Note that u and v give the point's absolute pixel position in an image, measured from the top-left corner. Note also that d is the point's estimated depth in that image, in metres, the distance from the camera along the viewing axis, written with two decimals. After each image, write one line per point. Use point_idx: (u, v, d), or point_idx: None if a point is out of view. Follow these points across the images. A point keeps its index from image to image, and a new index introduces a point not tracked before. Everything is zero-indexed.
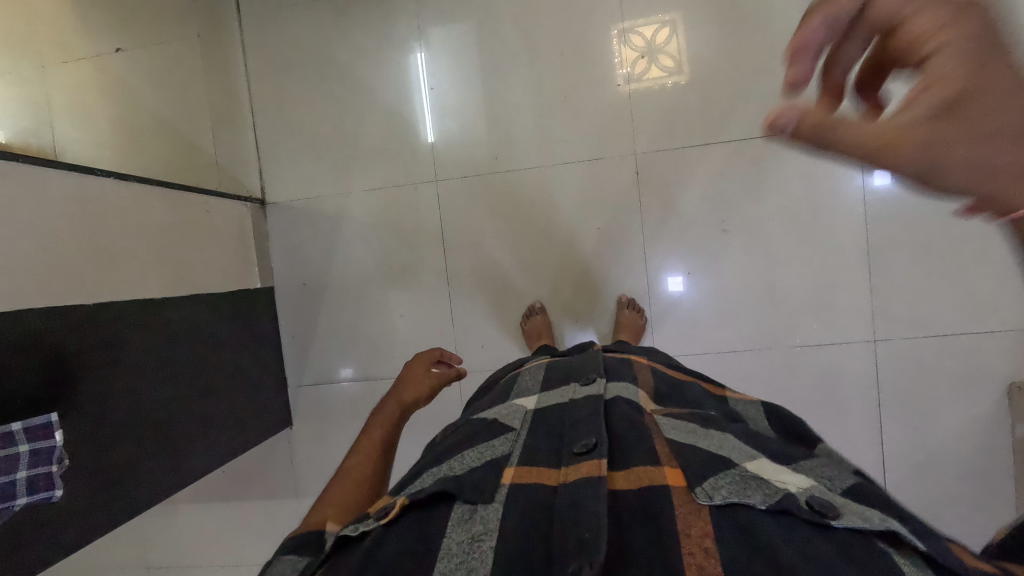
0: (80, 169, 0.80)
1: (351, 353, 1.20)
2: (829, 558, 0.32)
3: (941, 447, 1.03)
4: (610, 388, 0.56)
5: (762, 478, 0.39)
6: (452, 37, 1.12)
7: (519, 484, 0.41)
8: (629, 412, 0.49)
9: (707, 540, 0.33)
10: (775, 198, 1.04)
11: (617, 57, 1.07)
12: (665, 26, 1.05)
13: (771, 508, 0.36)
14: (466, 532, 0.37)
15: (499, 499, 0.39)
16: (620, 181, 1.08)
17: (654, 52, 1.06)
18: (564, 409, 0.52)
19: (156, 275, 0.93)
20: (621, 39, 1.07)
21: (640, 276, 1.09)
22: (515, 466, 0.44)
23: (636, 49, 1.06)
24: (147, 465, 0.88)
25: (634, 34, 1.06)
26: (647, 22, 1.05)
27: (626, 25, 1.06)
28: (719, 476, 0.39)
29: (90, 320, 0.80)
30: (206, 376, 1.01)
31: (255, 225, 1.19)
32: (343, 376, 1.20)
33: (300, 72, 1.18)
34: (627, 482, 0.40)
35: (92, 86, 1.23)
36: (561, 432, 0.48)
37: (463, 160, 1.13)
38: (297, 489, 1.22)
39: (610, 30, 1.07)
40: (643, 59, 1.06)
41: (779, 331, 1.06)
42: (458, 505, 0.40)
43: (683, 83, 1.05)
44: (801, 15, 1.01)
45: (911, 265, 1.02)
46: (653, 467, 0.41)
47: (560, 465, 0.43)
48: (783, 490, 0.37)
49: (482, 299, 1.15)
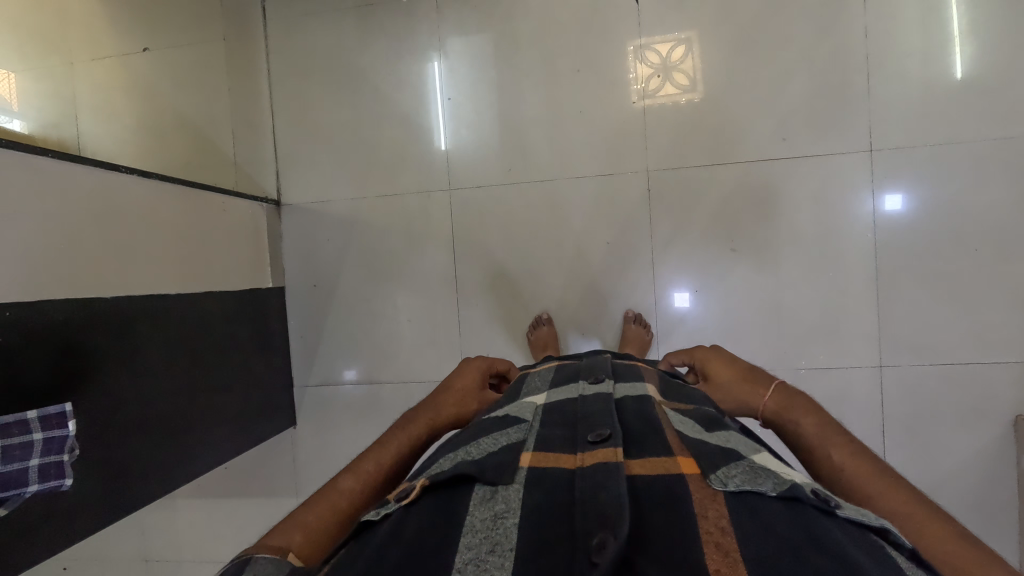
0: (106, 165, 0.83)
1: (357, 355, 1.21)
2: (839, 543, 0.33)
3: (945, 478, 1.02)
4: (619, 388, 0.57)
5: (771, 470, 0.40)
6: (470, 49, 1.14)
7: (539, 467, 0.42)
8: (640, 409, 0.50)
9: (724, 520, 0.35)
10: (785, 220, 1.05)
11: (633, 74, 1.09)
12: (680, 44, 1.07)
13: (781, 494, 0.37)
14: (488, 510, 0.38)
15: (519, 480, 0.40)
16: (631, 196, 1.09)
17: (668, 70, 1.07)
18: (576, 404, 0.53)
19: (174, 268, 0.95)
20: (637, 55, 1.08)
21: (648, 293, 1.09)
22: (532, 451, 0.45)
23: (651, 66, 1.08)
24: (152, 457, 0.89)
25: (649, 51, 1.08)
26: (663, 40, 1.07)
27: (642, 42, 1.08)
28: (729, 465, 0.40)
29: (106, 311, 0.82)
30: (215, 371, 1.03)
31: (270, 224, 1.21)
32: (348, 378, 1.21)
33: (320, 77, 1.20)
34: (643, 467, 0.41)
35: (116, 83, 1.26)
36: (574, 423, 0.49)
37: (476, 169, 1.15)
38: (297, 489, 1.23)
39: (626, 47, 1.09)
40: (657, 76, 1.08)
41: (785, 353, 1.06)
42: (478, 487, 0.40)
43: (697, 101, 1.06)
44: (816, 40, 1.03)
45: (919, 292, 1.02)
46: (667, 457, 0.42)
47: (576, 451, 0.44)
48: (789, 481, 0.39)
49: (489, 308, 1.16)
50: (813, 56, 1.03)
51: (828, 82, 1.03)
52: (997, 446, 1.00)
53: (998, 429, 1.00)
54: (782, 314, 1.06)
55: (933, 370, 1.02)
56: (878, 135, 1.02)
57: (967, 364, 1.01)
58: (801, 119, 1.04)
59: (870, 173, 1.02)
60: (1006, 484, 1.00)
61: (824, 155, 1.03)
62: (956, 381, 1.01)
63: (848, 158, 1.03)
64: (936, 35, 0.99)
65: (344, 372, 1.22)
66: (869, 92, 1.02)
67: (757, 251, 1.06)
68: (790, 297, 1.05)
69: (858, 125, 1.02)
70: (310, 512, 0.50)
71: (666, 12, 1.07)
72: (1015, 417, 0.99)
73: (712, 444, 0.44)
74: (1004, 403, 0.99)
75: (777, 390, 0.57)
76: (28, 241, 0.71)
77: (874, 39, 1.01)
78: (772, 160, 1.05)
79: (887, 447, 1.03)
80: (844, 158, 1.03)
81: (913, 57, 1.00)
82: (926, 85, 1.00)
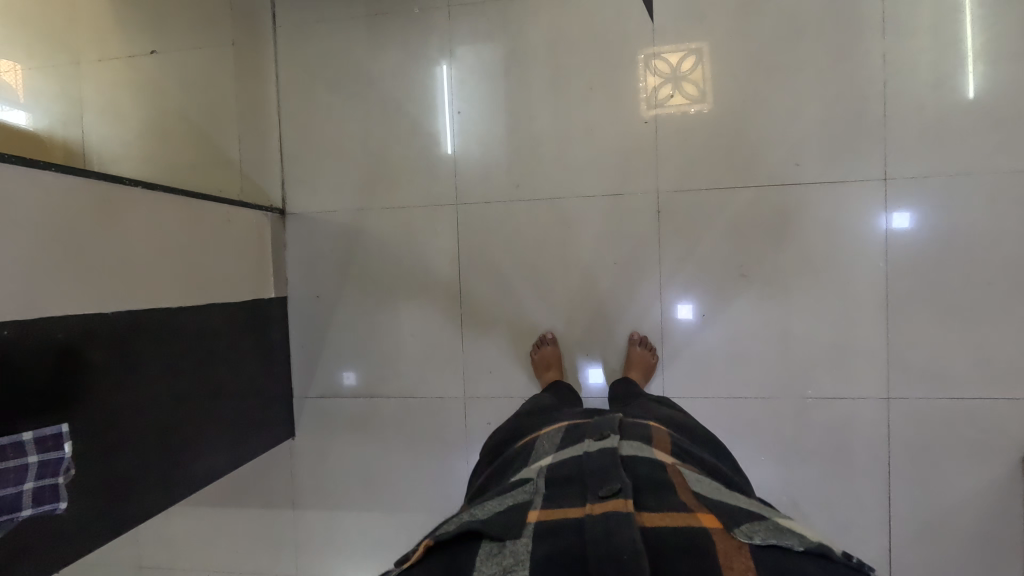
0: (111, 178, 0.82)
1: (357, 358, 1.20)
2: None
3: (951, 513, 1.00)
4: (624, 443, 0.56)
5: (795, 530, 0.42)
6: (481, 61, 1.13)
7: (546, 522, 0.42)
8: (648, 467, 0.50)
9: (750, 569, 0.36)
10: (796, 246, 1.03)
11: (641, 83, 1.07)
12: (691, 54, 1.05)
13: (811, 549, 0.38)
14: (496, 565, 0.37)
15: (527, 533, 0.40)
16: (641, 217, 1.08)
17: (677, 79, 1.06)
18: (581, 458, 0.53)
19: (176, 282, 0.94)
20: (647, 65, 1.07)
21: (654, 315, 1.08)
22: (539, 509, 0.45)
23: (661, 75, 1.07)
24: (150, 473, 0.88)
25: (659, 59, 1.06)
26: (675, 51, 1.06)
27: (653, 50, 1.07)
28: (753, 523, 0.41)
29: (107, 326, 0.81)
30: (215, 383, 1.02)
31: (274, 233, 1.20)
32: (345, 380, 1.20)
33: (328, 86, 1.19)
34: (663, 519, 0.42)
35: (122, 85, 1.25)
36: (580, 477, 0.49)
37: (484, 183, 1.14)
38: (294, 500, 1.22)
39: (637, 55, 1.07)
40: (667, 84, 1.06)
41: (792, 382, 1.04)
42: (484, 543, 0.40)
43: (707, 112, 1.05)
44: (833, 64, 1.01)
45: (929, 324, 1.00)
46: (687, 513, 0.43)
47: (586, 503, 0.45)
48: (815, 542, 0.40)
49: (493, 325, 1.14)
50: (828, 80, 1.01)
51: (843, 108, 1.01)
52: (1004, 482, 0.99)
53: (1007, 466, 0.98)
54: (791, 341, 1.04)
55: (942, 404, 1.00)
56: (893, 164, 1.00)
57: (977, 399, 0.99)
58: (814, 143, 1.02)
59: (884, 201, 1.01)
60: (1012, 521, 0.98)
61: (838, 183, 1.02)
62: (965, 416, 1.00)
63: (861, 186, 1.01)
64: (954, 61, 0.98)
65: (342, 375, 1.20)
66: (886, 119, 1.00)
67: (766, 277, 1.04)
68: (798, 324, 1.04)
69: (873, 152, 1.01)
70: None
71: (680, 30, 1.06)
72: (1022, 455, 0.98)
73: (733, 506, 0.45)
74: (1013, 440, 0.98)
75: None
76: (28, 257, 0.70)
77: (892, 65, 0.99)
78: (786, 185, 1.03)
79: (892, 480, 1.02)
80: (858, 185, 1.01)
81: (929, 85, 0.99)
82: (941, 111, 0.98)
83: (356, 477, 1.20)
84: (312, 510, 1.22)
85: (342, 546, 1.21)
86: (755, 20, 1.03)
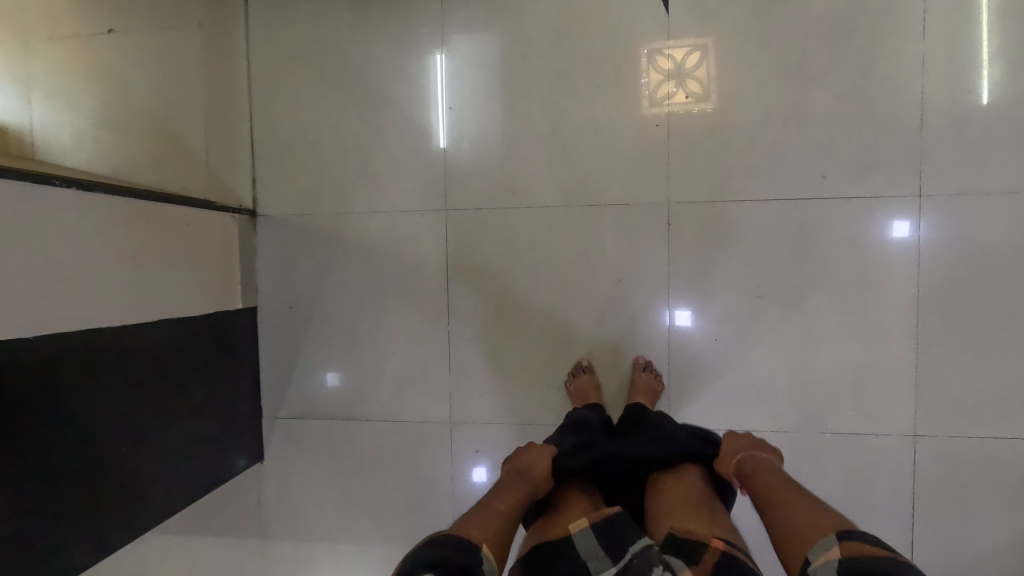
0: (37, 178, 0.70)
1: (337, 359, 1.09)
2: None
3: (977, 560, 0.92)
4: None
5: None
6: (477, 53, 1.02)
7: None
8: None
9: None
10: (820, 267, 0.94)
11: (644, 80, 0.97)
12: (696, 51, 0.96)
13: None
14: None
15: None
16: (649, 229, 0.98)
17: (680, 76, 0.97)
18: None
19: (121, 298, 0.82)
20: (649, 61, 0.97)
21: (659, 338, 0.98)
22: None
23: (662, 71, 0.97)
24: (86, 516, 0.77)
25: (661, 55, 0.97)
26: (675, 45, 0.96)
27: (654, 46, 0.97)
28: None
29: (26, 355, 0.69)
30: (170, 409, 0.91)
31: (243, 238, 1.08)
32: (329, 380, 1.09)
33: (304, 75, 1.07)
34: None
35: (74, 68, 1.12)
36: None
37: (476, 189, 1.03)
38: (263, 530, 1.12)
39: (640, 50, 0.97)
40: (668, 81, 0.97)
41: (809, 415, 0.95)
42: None
43: (710, 112, 0.95)
44: (865, 68, 0.92)
45: (960, 355, 0.92)
46: None
47: None
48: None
49: (484, 345, 1.04)
50: (850, 85, 0.92)
51: (876, 116, 0.92)
52: None
53: None
54: (810, 370, 0.95)
55: (972, 443, 0.92)
56: (929, 178, 0.91)
57: (1011, 440, 0.91)
58: (839, 154, 0.93)
59: (917, 220, 0.92)
60: None
61: (866, 199, 0.92)
62: (997, 457, 0.91)
63: (890, 203, 0.92)
64: (998, 66, 0.89)
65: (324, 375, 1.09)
66: (920, 130, 0.91)
67: (786, 300, 0.95)
68: (819, 352, 0.95)
69: (902, 165, 0.91)
70: (484, 546, 0.58)
71: (690, 24, 0.96)
72: None
73: None
74: None
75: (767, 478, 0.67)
76: None
77: (931, 70, 0.90)
78: (811, 200, 0.94)
79: (916, 525, 0.93)
80: (889, 202, 0.92)
81: (971, 93, 0.89)
82: (983, 123, 0.89)
83: (331, 507, 1.10)
84: (282, 541, 1.12)
85: None
86: (772, 15, 0.94)
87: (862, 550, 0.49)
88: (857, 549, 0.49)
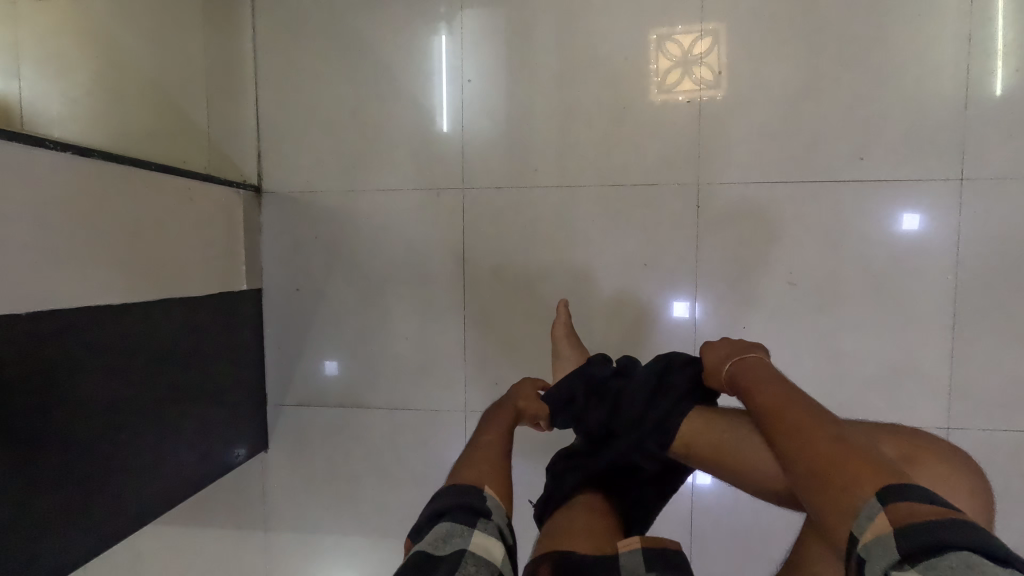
0: (27, 139, 0.64)
1: (343, 343, 1.04)
2: None
3: None
4: None
5: None
6: (498, 23, 0.96)
7: None
8: None
9: None
10: (854, 253, 0.90)
11: (652, 66, 0.93)
12: (706, 36, 0.91)
13: None
14: None
15: None
16: (676, 211, 0.94)
17: (688, 65, 0.92)
18: None
19: (118, 275, 0.77)
20: (658, 47, 0.93)
21: (684, 329, 0.94)
22: None
23: (671, 59, 0.92)
24: (79, 507, 0.72)
25: (670, 42, 0.92)
26: (686, 31, 0.92)
27: (663, 32, 0.92)
28: None
29: (12, 334, 0.63)
30: (169, 394, 0.86)
31: (246, 216, 1.03)
32: (330, 367, 1.05)
33: (311, 46, 1.01)
34: None
35: (66, 32, 1.05)
36: None
37: (494, 166, 0.98)
38: (266, 520, 1.08)
39: (648, 36, 0.93)
40: (676, 70, 0.92)
41: (840, 405, 0.91)
42: None
43: (719, 100, 0.91)
44: (908, 45, 0.87)
45: (998, 347, 0.88)
46: None
47: None
48: None
49: (500, 330, 1.00)
50: (888, 65, 0.88)
51: (917, 95, 0.88)
52: None
53: None
54: (842, 359, 0.91)
55: (1008, 437, 0.88)
56: (971, 161, 0.87)
57: None
58: (874, 137, 0.89)
59: (956, 204, 0.88)
60: None
61: (904, 182, 0.89)
62: None
63: (928, 190, 0.88)
64: None
65: (328, 361, 1.05)
66: (964, 109, 0.87)
67: (818, 287, 0.91)
68: (853, 341, 0.91)
69: (938, 151, 0.88)
70: (487, 487, 0.54)
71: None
72: None
73: None
74: None
75: (769, 392, 0.55)
76: None
77: (977, 48, 0.86)
78: (846, 183, 0.90)
79: None
80: (927, 185, 0.88)
81: (1018, 72, 0.85)
82: None
83: (336, 497, 1.06)
84: (286, 532, 1.07)
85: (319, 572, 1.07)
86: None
87: (912, 513, 0.38)
88: (908, 511, 0.38)
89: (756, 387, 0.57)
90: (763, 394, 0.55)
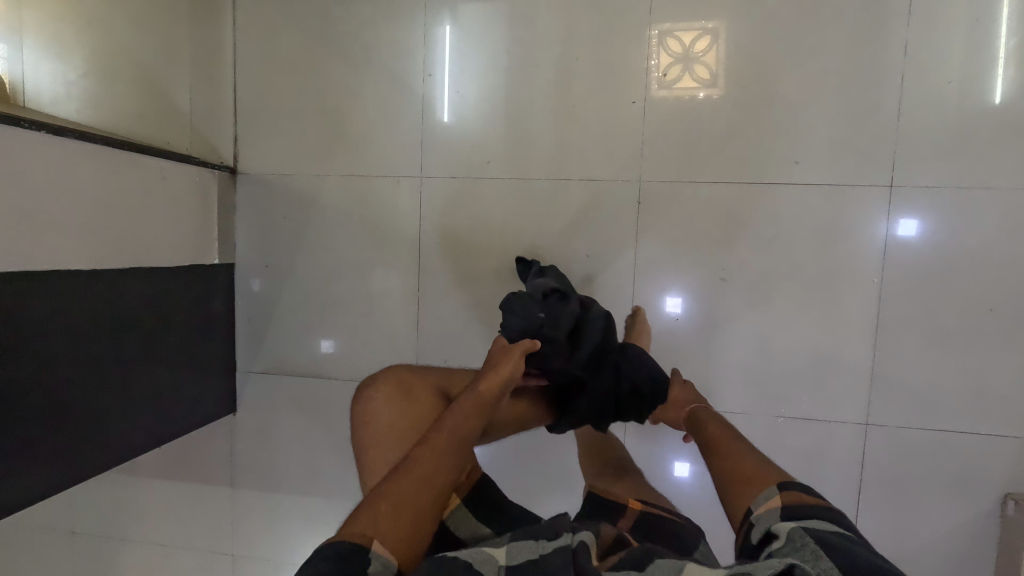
0: (8, 118, 0.72)
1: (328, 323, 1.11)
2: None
3: (921, 550, 0.93)
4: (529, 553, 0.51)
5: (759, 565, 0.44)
6: (461, 20, 1.01)
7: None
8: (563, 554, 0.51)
9: None
10: (784, 252, 0.94)
11: (651, 62, 0.96)
12: (706, 35, 0.94)
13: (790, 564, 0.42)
14: None
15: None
16: (619, 205, 0.98)
17: (688, 61, 0.95)
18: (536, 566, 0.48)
19: (93, 243, 0.84)
20: (661, 43, 0.95)
21: (621, 315, 0.99)
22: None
23: (672, 55, 0.95)
24: (52, 446, 0.81)
25: (672, 37, 0.95)
26: (688, 28, 0.94)
27: (667, 27, 0.95)
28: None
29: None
30: (142, 354, 0.94)
31: (222, 194, 1.10)
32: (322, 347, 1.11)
33: (288, 33, 1.08)
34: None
35: (64, 17, 1.13)
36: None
37: (451, 155, 1.04)
38: (232, 478, 1.16)
39: (601, 35, 0.97)
40: (677, 65, 0.95)
41: (767, 397, 0.96)
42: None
43: (716, 98, 0.94)
44: (847, 52, 0.90)
45: (920, 349, 0.91)
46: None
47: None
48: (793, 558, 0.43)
49: (451, 311, 1.06)
50: (828, 73, 0.91)
51: (853, 104, 0.91)
52: (979, 522, 0.91)
53: (984, 506, 0.91)
54: (769, 353, 0.95)
55: (922, 435, 0.92)
56: (902, 170, 0.90)
57: (962, 434, 0.91)
58: (810, 137, 0.92)
59: (887, 207, 0.91)
60: (984, 563, 0.92)
61: (836, 186, 0.92)
62: (947, 452, 0.91)
63: (857, 189, 0.91)
64: (987, 56, 0.87)
65: (321, 342, 1.11)
66: (899, 117, 0.90)
67: (749, 282, 0.95)
68: (780, 336, 0.95)
69: (869, 158, 0.91)
70: (377, 544, 0.50)
71: None
72: (1007, 494, 0.90)
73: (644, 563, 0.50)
74: (996, 478, 0.90)
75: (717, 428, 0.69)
76: None
77: (913, 58, 0.89)
78: (779, 185, 0.93)
79: (860, 512, 0.94)
80: (860, 190, 0.91)
81: (953, 84, 0.88)
82: (961, 114, 0.88)
83: (296, 460, 1.14)
84: (251, 489, 1.16)
85: (279, 527, 1.15)
86: None
87: (800, 497, 0.51)
88: (799, 497, 0.51)
89: (709, 425, 0.71)
90: (717, 431, 0.69)
